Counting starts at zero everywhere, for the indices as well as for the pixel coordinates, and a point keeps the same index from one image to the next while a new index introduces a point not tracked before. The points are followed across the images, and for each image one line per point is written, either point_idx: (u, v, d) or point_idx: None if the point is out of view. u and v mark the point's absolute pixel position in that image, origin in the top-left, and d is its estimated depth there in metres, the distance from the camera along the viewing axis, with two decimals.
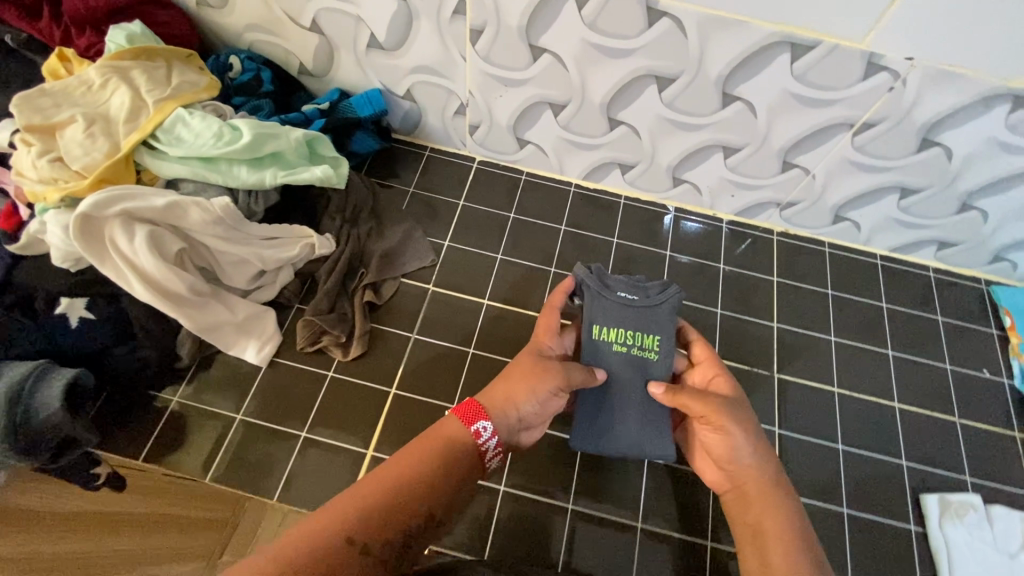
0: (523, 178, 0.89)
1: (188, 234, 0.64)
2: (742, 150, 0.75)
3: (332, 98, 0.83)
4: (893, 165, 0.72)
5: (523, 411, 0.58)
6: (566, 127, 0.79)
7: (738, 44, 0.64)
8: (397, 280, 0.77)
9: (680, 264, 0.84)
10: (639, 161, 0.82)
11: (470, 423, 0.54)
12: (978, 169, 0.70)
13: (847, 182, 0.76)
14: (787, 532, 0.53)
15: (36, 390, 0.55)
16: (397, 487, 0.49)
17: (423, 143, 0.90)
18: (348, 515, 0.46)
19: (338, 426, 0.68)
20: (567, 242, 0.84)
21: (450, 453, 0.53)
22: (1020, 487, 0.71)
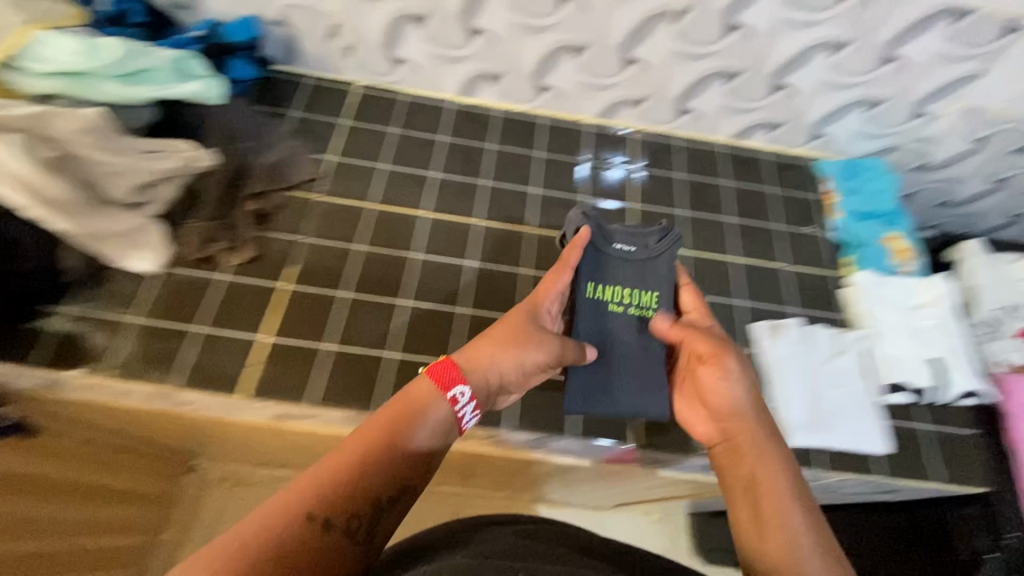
0: (406, 99, 0.95)
1: (62, 144, 0.66)
2: (587, 48, 0.87)
3: (206, 27, 0.86)
4: (711, 50, 0.85)
5: (502, 376, 0.59)
6: (432, 39, 0.88)
7: None
8: (284, 192, 0.82)
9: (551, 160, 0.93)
10: (503, 70, 0.91)
11: (447, 389, 0.54)
12: (776, 46, 0.84)
13: (677, 74, 0.89)
14: (785, 486, 0.52)
15: None
16: (372, 460, 0.47)
17: (300, 71, 0.95)
18: (317, 491, 0.44)
19: (236, 322, 0.72)
20: (448, 150, 0.92)
21: (414, 414, 0.51)
22: (838, 312, 0.85)
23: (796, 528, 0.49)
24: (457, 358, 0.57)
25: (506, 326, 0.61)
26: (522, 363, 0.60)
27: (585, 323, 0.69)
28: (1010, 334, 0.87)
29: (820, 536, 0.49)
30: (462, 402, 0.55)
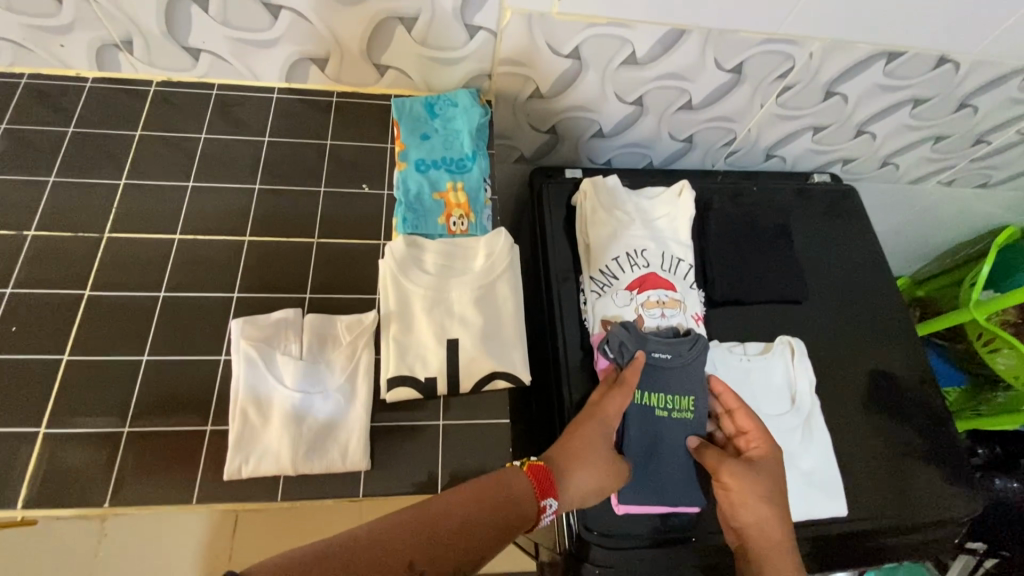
0: (215, 93, 0.80)
1: None
2: (417, 20, 0.72)
3: None
4: (605, 27, 0.74)
5: (590, 486, 0.60)
6: (226, 24, 0.71)
7: None
8: (47, 237, 0.69)
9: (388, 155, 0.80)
10: (327, 51, 0.76)
11: (544, 496, 0.55)
12: (646, 37, 0.76)
13: (510, 45, 0.76)
14: (782, 554, 0.62)
15: None
16: (471, 534, 0.48)
17: (17, 68, 0.78)
18: (403, 541, 0.44)
19: (1, 413, 0.59)
20: (274, 153, 0.78)
21: (517, 497, 0.53)
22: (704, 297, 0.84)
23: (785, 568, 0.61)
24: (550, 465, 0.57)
25: (581, 439, 0.63)
26: (599, 488, 0.61)
27: (636, 430, 0.70)
28: (621, 286, 0.79)
29: None
30: (547, 514, 0.55)
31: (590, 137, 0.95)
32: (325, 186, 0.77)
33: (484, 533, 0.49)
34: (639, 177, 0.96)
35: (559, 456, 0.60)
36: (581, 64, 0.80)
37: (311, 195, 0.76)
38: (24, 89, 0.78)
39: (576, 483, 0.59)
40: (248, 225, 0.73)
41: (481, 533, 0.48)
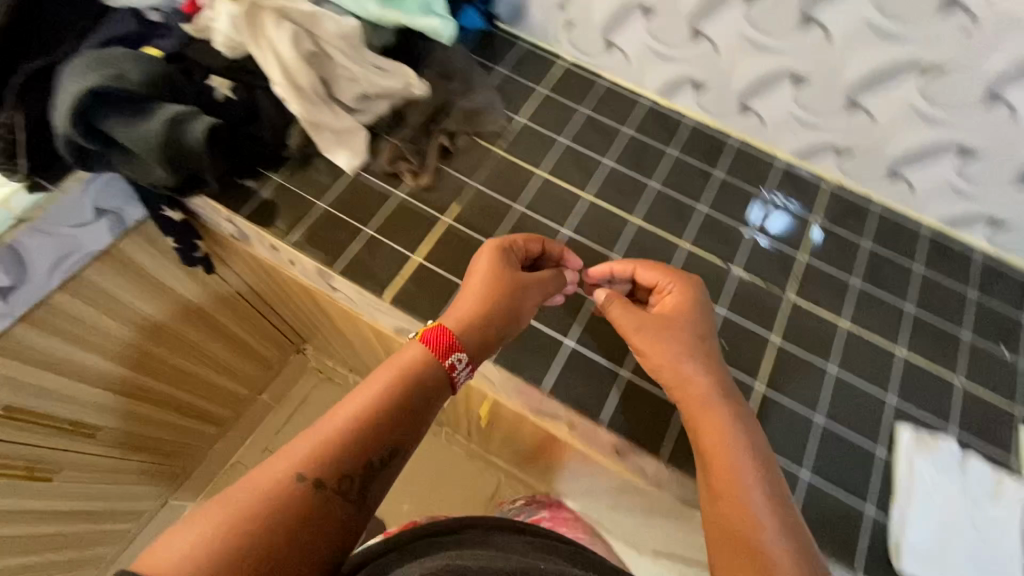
0: (604, 85, 0.97)
1: (319, 40, 0.77)
2: (808, 81, 0.80)
3: None
4: (949, 119, 0.74)
5: (484, 328, 0.67)
6: (653, 36, 0.86)
7: (875, 56, 0.73)
8: (472, 136, 0.89)
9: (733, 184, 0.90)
10: (711, 81, 0.88)
11: (446, 356, 0.64)
12: None
13: (907, 133, 0.79)
14: (738, 440, 0.61)
15: (141, 119, 0.70)
16: (373, 419, 0.58)
17: (520, 34, 1.00)
18: (297, 455, 0.55)
19: (397, 235, 0.81)
20: (675, 165, 0.91)
21: (420, 373, 0.62)
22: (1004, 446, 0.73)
23: (731, 430, 0.62)
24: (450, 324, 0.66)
25: (473, 293, 0.69)
26: (473, 321, 0.67)
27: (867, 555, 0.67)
28: None
29: (779, 514, 0.57)
30: (460, 365, 0.65)
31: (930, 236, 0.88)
32: (703, 206, 0.88)
33: (389, 422, 0.59)
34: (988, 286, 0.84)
35: (454, 322, 0.67)
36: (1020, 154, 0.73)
37: (689, 208, 0.88)
38: (520, 49, 0.99)
39: (494, 331, 0.68)
40: (635, 210, 0.87)
41: (380, 424, 0.58)
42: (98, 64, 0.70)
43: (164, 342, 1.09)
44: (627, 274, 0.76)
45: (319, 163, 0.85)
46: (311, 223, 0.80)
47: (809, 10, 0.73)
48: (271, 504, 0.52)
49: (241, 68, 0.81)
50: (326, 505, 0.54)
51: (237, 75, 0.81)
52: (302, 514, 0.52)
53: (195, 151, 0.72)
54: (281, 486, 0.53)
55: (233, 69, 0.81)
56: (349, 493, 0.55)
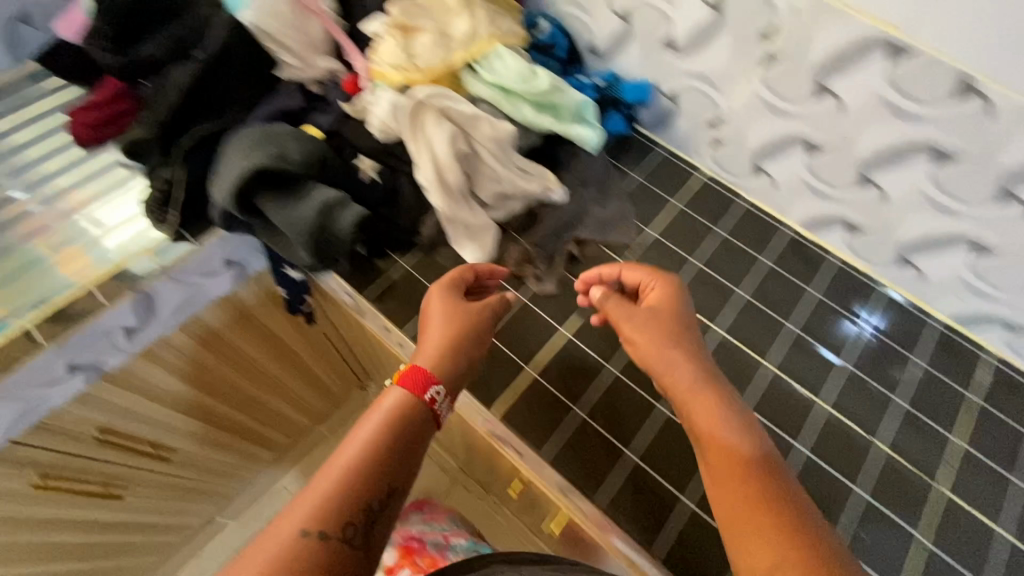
0: (743, 205, 0.92)
1: (472, 140, 0.78)
2: (993, 252, 0.71)
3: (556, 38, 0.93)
4: None
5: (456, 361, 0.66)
6: (812, 170, 0.81)
7: None
8: (600, 245, 0.85)
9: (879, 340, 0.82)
10: (870, 227, 0.81)
11: (427, 389, 0.62)
12: None
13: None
14: (733, 429, 0.56)
15: (297, 202, 0.72)
16: (370, 460, 0.56)
17: (660, 141, 0.97)
18: (297, 515, 0.52)
19: (514, 343, 0.78)
20: (816, 307, 0.84)
21: (407, 411, 0.60)
22: None
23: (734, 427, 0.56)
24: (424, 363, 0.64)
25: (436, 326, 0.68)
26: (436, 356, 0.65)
27: None
28: None
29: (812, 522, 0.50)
30: (441, 399, 0.63)
31: None
32: (848, 361, 0.80)
33: (388, 459, 0.57)
34: None
35: (429, 359, 0.65)
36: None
37: (832, 361, 0.80)
38: (658, 158, 0.96)
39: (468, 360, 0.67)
40: (770, 353, 0.80)
41: (387, 464, 0.57)
42: (262, 142, 0.73)
43: (248, 376, 1.11)
44: (614, 278, 0.72)
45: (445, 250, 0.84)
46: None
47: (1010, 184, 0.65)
48: (283, 571, 0.48)
49: (390, 151, 0.82)
50: (337, 559, 0.51)
51: (384, 157, 0.82)
52: (318, 569, 0.49)
53: (342, 240, 0.74)
54: (284, 549, 0.49)
55: (381, 152, 0.82)
56: (357, 540, 0.53)
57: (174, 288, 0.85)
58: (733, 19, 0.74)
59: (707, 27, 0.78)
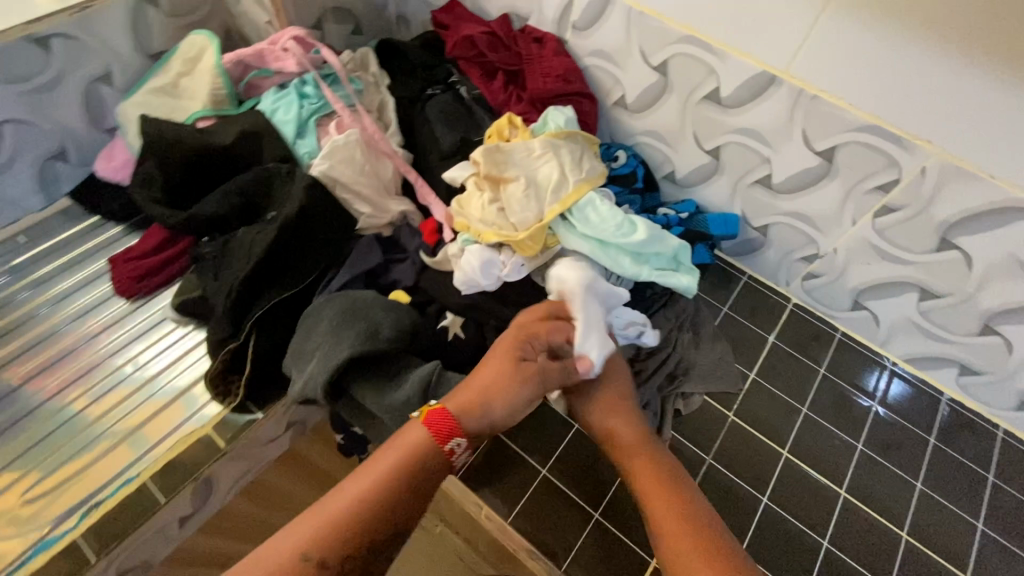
0: (837, 337, 0.88)
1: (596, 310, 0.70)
2: None
3: (636, 169, 0.89)
4: None
5: (493, 416, 0.61)
6: (925, 314, 0.77)
7: None
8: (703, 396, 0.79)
9: (1005, 493, 0.77)
10: (989, 371, 0.77)
11: (443, 440, 0.58)
12: None
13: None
14: (662, 475, 0.63)
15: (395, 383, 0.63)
16: (378, 497, 0.54)
17: (744, 267, 0.93)
18: (306, 534, 0.51)
19: (630, 528, 0.69)
20: (936, 457, 0.79)
21: (420, 458, 0.56)
22: None
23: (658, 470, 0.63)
24: (451, 409, 0.59)
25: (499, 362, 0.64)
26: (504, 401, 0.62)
27: None
28: None
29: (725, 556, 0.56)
30: (458, 452, 0.58)
31: None
32: (984, 523, 0.75)
33: (398, 503, 0.54)
34: None
35: (459, 402, 0.60)
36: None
37: (968, 526, 0.74)
38: (742, 285, 0.92)
39: (501, 408, 0.61)
40: (903, 517, 0.74)
41: (393, 510, 0.54)
42: (350, 316, 0.66)
43: None
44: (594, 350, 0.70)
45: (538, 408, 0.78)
46: (535, 497, 0.71)
47: None
48: None
49: (476, 307, 0.75)
50: None
51: (471, 313, 0.75)
52: None
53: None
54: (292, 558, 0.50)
55: (468, 308, 0.75)
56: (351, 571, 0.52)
57: (234, 464, 0.76)
58: (846, 171, 0.71)
59: (813, 174, 0.74)
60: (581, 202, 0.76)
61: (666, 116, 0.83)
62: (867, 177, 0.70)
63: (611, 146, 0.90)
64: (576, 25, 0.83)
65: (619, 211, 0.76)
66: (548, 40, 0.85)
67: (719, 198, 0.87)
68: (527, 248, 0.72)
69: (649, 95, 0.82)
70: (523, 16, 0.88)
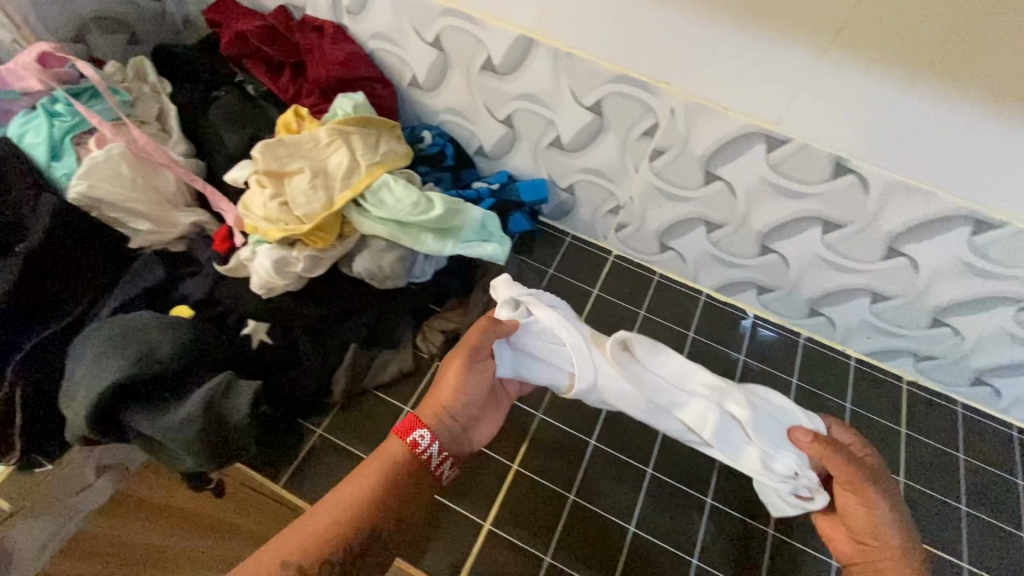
0: (655, 278, 0.94)
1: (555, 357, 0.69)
2: (891, 299, 0.77)
3: (443, 146, 0.89)
4: None
5: (456, 411, 0.61)
6: (716, 244, 0.83)
7: (968, 289, 0.70)
8: None
9: (806, 393, 0.85)
10: (778, 287, 0.85)
11: (410, 437, 0.58)
12: None
13: (997, 350, 0.76)
14: None
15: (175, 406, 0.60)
16: (357, 505, 0.55)
17: (566, 229, 0.97)
18: (291, 543, 0.53)
19: (458, 497, 0.68)
20: (744, 372, 0.86)
21: (394, 469, 0.58)
22: None
23: None
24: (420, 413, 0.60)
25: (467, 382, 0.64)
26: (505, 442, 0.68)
27: None
28: None
29: None
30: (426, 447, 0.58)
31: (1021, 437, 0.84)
32: None
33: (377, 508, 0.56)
34: None
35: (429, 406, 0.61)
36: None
37: None
38: (565, 245, 0.96)
39: (465, 410, 0.61)
40: None
41: (370, 515, 0.55)
42: (116, 344, 0.61)
43: None
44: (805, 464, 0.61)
45: (364, 397, 0.76)
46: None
47: (894, 243, 0.70)
48: None
49: (280, 309, 0.73)
50: None
51: (277, 316, 0.73)
52: None
53: (237, 428, 0.61)
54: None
55: (272, 311, 0.73)
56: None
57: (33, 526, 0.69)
58: (615, 123, 0.75)
59: (591, 128, 0.78)
60: (374, 184, 0.75)
61: (457, 91, 0.83)
62: (633, 125, 0.74)
63: (417, 127, 0.90)
64: (349, 11, 0.81)
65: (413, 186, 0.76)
66: (326, 29, 0.83)
67: (526, 164, 0.89)
68: (320, 239, 0.71)
69: (434, 72, 0.82)
70: (298, 5, 0.85)
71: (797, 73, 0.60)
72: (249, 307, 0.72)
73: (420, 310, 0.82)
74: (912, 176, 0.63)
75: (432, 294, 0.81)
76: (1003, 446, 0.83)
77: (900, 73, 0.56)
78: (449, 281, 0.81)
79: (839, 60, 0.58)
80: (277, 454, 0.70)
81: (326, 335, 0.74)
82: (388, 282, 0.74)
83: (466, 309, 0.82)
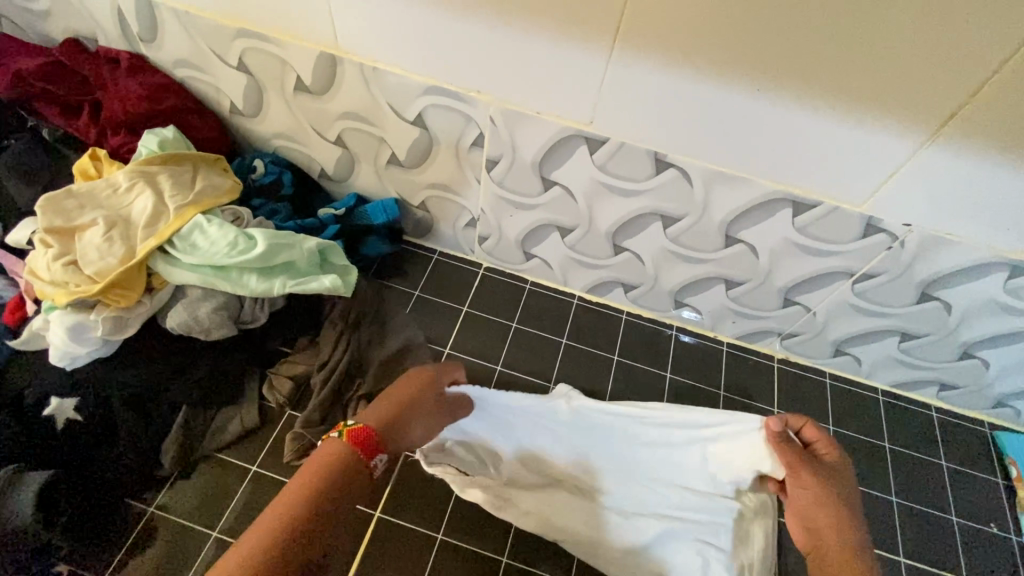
0: (527, 287, 0.91)
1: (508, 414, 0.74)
2: (743, 284, 0.77)
3: (278, 174, 0.82)
4: (894, 312, 0.73)
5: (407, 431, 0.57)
6: (573, 247, 0.81)
7: (805, 269, 0.71)
8: None
9: (681, 386, 0.84)
10: (641, 283, 0.84)
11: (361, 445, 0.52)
12: (977, 324, 0.71)
13: (847, 322, 0.77)
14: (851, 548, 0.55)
15: None
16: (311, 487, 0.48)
17: (433, 246, 0.92)
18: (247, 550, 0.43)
19: None
20: (618, 373, 0.85)
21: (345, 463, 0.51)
22: None
23: None
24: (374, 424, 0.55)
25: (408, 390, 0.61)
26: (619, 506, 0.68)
27: None
28: None
29: None
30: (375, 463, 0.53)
31: (884, 398, 0.87)
32: None
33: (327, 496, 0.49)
34: (953, 447, 0.84)
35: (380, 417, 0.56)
36: (953, 338, 0.74)
37: None
38: (431, 262, 0.91)
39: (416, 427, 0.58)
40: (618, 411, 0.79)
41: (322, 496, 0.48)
42: None
43: None
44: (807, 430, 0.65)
45: (202, 463, 0.68)
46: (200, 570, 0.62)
47: (729, 231, 0.69)
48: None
49: (84, 379, 0.65)
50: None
51: (85, 387, 0.64)
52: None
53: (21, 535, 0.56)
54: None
55: (76, 384, 0.64)
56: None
57: None
58: (442, 135, 0.71)
59: (423, 143, 0.74)
60: (182, 227, 0.68)
61: (279, 114, 0.77)
62: (461, 137, 0.71)
63: (249, 157, 0.83)
64: (143, 39, 0.74)
65: (229, 216, 0.72)
66: (122, 60, 0.75)
67: (372, 183, 0.84)
68: (121, 297, 0.64)
69: (251, 98, 0.76)
70: (90, 37, 0.77)
71: (592, 73, 0.59)
72: (49, 382, 0.64)
73: (265, 356, 0.75)
74: (724, 166, 0.62)
75: (275, 337, 0.74)
76: (870, 409, 0.86)
77: (686, 68, 0.56)
78: (292, 322, 0.75)
79: (627, 57, 0.57)
80: (99, 544, 0.62)
81: (147, 401, 0.66)
82: (214, 334, 0.68)
83: (316, 349, 0.76)
